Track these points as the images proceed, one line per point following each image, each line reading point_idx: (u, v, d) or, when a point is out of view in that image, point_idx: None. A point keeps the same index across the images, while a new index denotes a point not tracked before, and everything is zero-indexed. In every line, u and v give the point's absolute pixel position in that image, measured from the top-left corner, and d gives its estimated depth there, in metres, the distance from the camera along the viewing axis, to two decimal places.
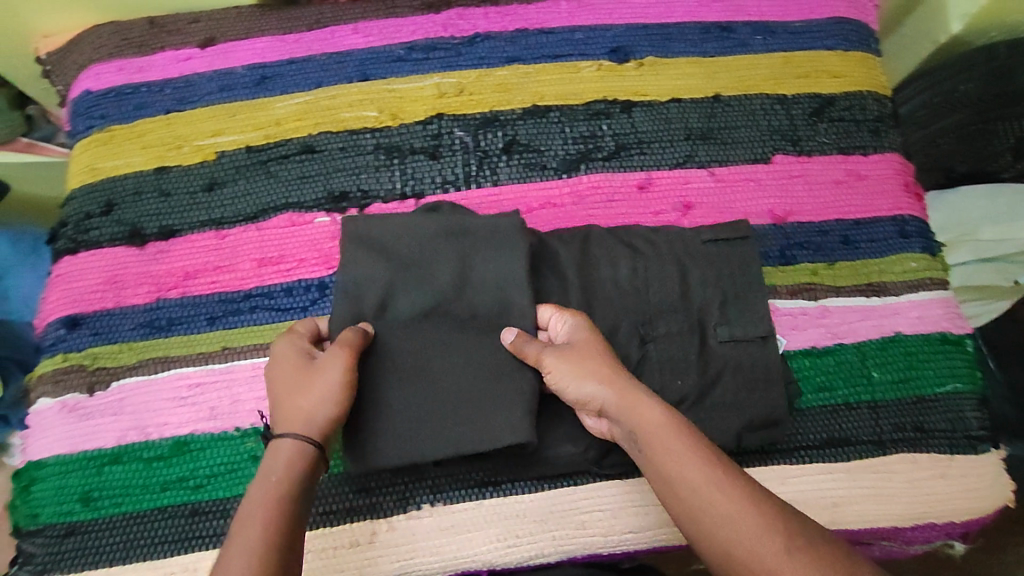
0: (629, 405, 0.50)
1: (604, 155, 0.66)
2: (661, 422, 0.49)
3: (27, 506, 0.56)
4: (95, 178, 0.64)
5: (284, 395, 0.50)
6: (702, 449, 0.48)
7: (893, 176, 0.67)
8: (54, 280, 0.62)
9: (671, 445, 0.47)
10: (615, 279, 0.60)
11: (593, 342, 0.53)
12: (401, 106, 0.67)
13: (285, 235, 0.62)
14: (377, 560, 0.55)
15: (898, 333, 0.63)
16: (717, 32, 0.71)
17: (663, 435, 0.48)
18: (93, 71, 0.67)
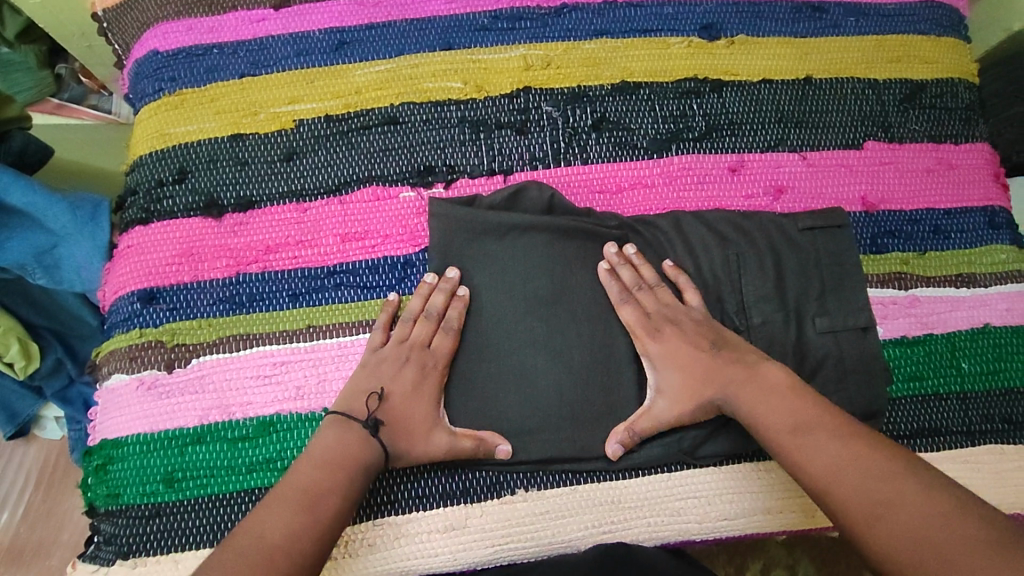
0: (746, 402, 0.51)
1: (695, 135, 0.65)
2: (752, 416, 0.51)
3: (106, 486, 0.53)
4: (166, 144, 0.61)
5: (390, 368, 0.53)
6: (828, 435, 0.48)
7: (983, 166, 0.67)
8: (124, 251, 0.59)
9: (772, 430, 0.50)
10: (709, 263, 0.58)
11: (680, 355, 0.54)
12: (487, 77, 0.64)
13: (370, 210, 0.60)
14: (472, 545, 0.53)
15: (988, 324, 0.62)
16: (809, 12, 0.69)
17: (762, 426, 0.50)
18: (160, 29, 0.64)
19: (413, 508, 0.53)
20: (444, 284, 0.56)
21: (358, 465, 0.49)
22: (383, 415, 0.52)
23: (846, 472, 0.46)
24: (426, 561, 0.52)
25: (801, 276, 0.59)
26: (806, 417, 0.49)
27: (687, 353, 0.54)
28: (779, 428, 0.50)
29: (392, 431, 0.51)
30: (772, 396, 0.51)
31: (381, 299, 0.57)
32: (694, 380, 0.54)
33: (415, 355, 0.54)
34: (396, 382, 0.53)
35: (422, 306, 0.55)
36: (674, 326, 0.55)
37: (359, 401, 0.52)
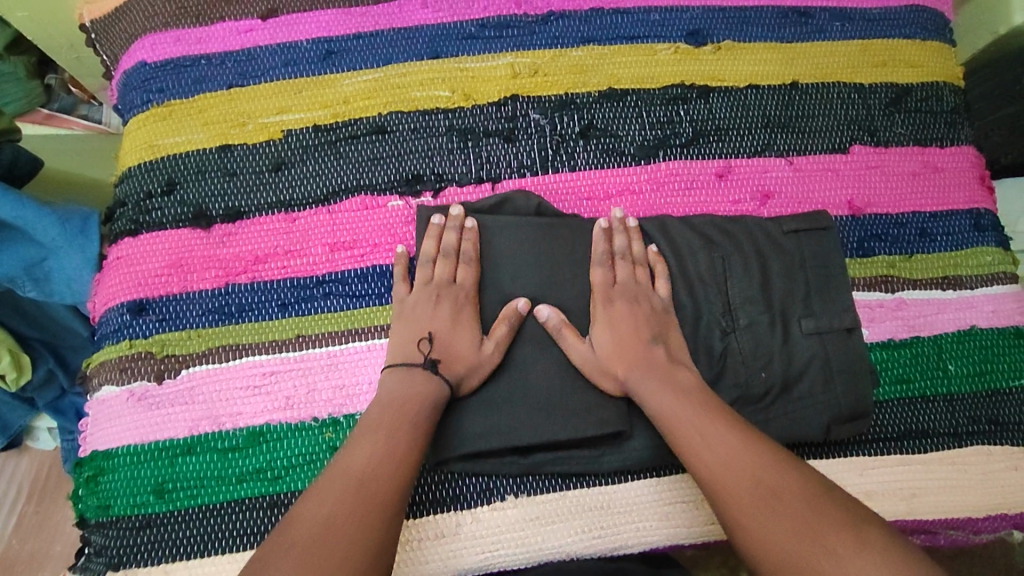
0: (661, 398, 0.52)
1: (682, 141, 0.65)
2: (684, 412, 0.51)
3: (97, 497, 0.53)
4: (154, 155, 0.61)
5: (412, 318, 0.55)
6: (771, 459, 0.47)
7: (969, 168, 0.68)
8: (114, 263, 0.59)
9: (707, 441, 0.49)
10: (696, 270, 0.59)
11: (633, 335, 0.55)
12: (475, 85, 0.65)
13: (358, 219, 0.60)
14: (462, 552, 0.53)
15: (974, 326, 0.62)
16: (795, 17, 0.70)
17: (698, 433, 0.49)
18: (149, 41, 0.64)
19: (403, 516, 0.53)
20: (451, 223, 0.57)
21: (426, 402, 0.51)
22: (435, 353, 0.54)
23: (766, 506, 0.45)
24: (417, 568, 0.52)
25: (788, 281, 0.59)
26: (754, 448, 0.48)
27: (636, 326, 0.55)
28: (716, 446, 0.48)
29: (450, 362, 0.53)
30: (709, 410, 0.51)
31: (370, 307, 0.58)
32: (619, 345, 0.54)
33: (445, 292, 0.56)
34: (433, 325, 0.55)
35: (438, 246, 0.57)
36: (627, 301, 0.56)
37: (411, 347, 0.54)
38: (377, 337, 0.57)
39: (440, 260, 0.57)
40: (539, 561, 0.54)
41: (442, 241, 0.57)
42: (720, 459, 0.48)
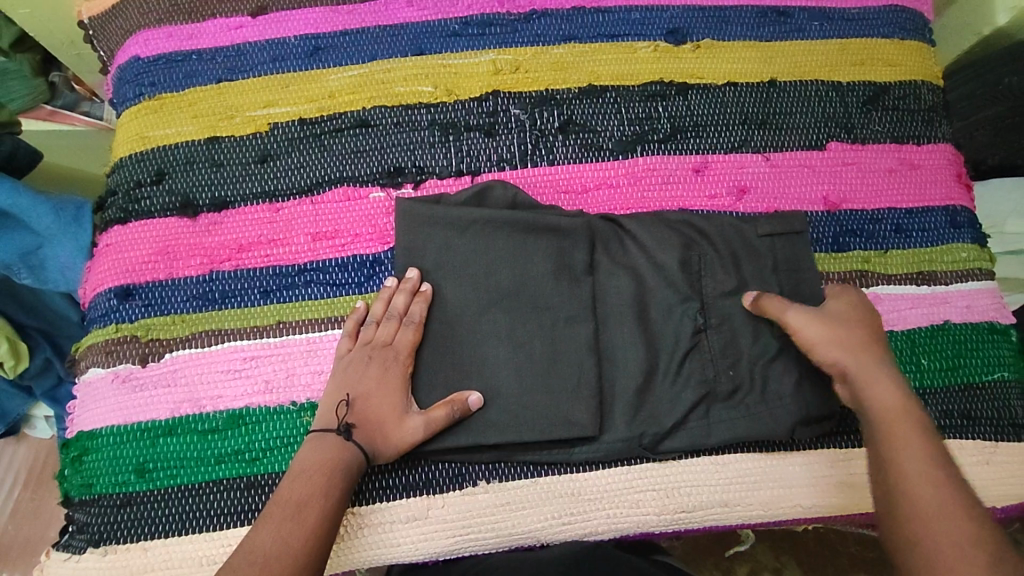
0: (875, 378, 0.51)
1: (659, 137, 0.66)
2: (910, 415, 0.49)
3: (81, 476, 0.55)
4: (145, 147, 0.63)
5: (346, 377, 0.54)
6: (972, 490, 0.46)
7: (946, 166, 0.68)
8: (103, 250, 0.61)
9: (921, 444, 0.48)
10: (670, 263, 0.59)
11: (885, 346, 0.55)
12: (457, 81, 0.66)
13: (340, 210, 0.62)
14: (434, 535, 0.54)
15: (947, 321, 0.63)
16: (774, 17, 0.71)
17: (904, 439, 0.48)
18: (142, 37, 0.67)
19: (376, 499, 0.54)
20: (405, 285, 0.57)
21: (341, 463, 0.51)
22: (353, 416, 0.53)
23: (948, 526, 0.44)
24: (389, 550, 0.54)
25: (761, 276, 0.60)
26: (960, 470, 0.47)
27: (853, 325, 0.54)
28: (931, 453, 0.47)
29: (365, 426, 0.53)
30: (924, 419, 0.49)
31: (349, 296, 0.59)
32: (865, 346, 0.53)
33: (377, 354, 0.55)
34: (364, 381, 0.54)
35: (385, 309, 0.56)
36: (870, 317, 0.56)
37: (331, 410, 0.53)
38: None
39: (378, 322, 0.56)
40: (510, 545, 0.55)
41: (393, 305, 0.56)
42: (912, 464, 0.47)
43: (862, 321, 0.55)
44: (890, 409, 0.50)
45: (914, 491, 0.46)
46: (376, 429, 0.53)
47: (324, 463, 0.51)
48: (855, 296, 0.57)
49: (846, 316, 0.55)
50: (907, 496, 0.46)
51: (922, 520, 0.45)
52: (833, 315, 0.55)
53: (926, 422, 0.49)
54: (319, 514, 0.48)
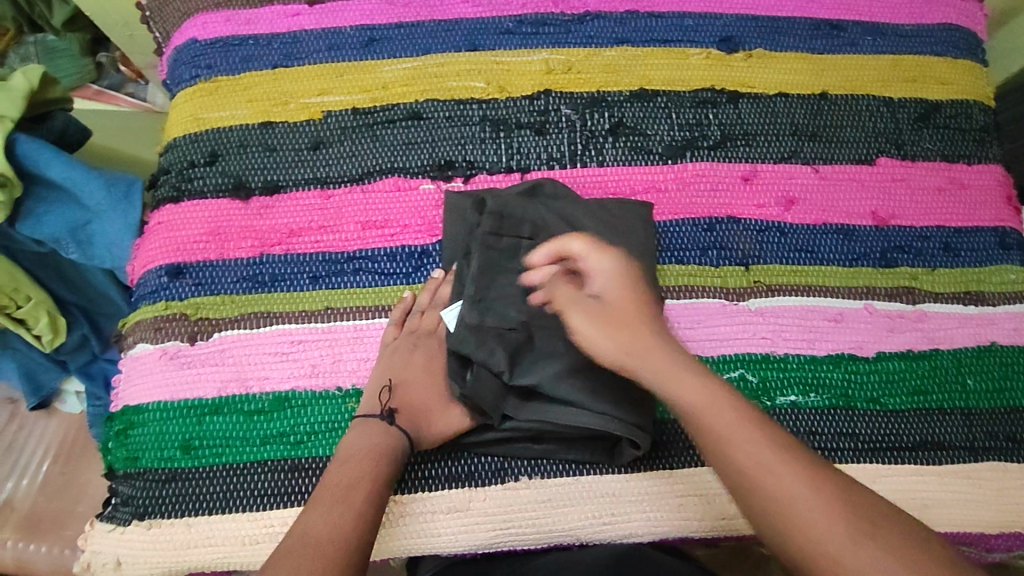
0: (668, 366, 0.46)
1: (710, 143, 0.66)
2: (710, 397, 0.45)
3: (126, 449, 0.55)
4: (199, 128, 0.64)
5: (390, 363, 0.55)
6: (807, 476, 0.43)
7: (996, 187, 0.68)
8: (156, 228, 0.62)
9: (722, 424, 0.44)
10: None
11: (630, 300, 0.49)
12: (509, 79, 0.67)
13: (391, 200, 0.62)
14: (474, 527, 0.54)
15: (994, 342, 0.62)
16: (827, 30, 0.71)
17: (736, 440, 0.44)
18: (201, 20, 0.68)
19: (417, 489, 0.55)
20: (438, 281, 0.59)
21: (385, 451, 0.51)
22: (396, 402, 0.54)
23: (838, 524, 0.41)
24: (428, 539, 0.54)
25: None
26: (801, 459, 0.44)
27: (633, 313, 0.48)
28: (748, 434, 0.44)
29: (407, 415, 0.54)
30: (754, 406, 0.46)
31: (397, 286, 0.59)
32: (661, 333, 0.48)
33: (422, 342, 0.57)
34: (405, 372, 0.55)
35: (430, 300, 0.58)
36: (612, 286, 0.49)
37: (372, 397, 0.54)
38: None
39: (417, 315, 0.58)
40: (548, 543, 0.55)
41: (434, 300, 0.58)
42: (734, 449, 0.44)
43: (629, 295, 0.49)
44: (681, 395, 0.45)
45: (750, 468, 0.43)
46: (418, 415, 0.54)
47: (370, 448, 0.51)
48: (626, 270, 0.50)
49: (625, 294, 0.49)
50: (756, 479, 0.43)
51: (791, 501, 0.42)
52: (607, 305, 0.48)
53: (717, 396, 0.45)
54: (363, 499, 0.48)
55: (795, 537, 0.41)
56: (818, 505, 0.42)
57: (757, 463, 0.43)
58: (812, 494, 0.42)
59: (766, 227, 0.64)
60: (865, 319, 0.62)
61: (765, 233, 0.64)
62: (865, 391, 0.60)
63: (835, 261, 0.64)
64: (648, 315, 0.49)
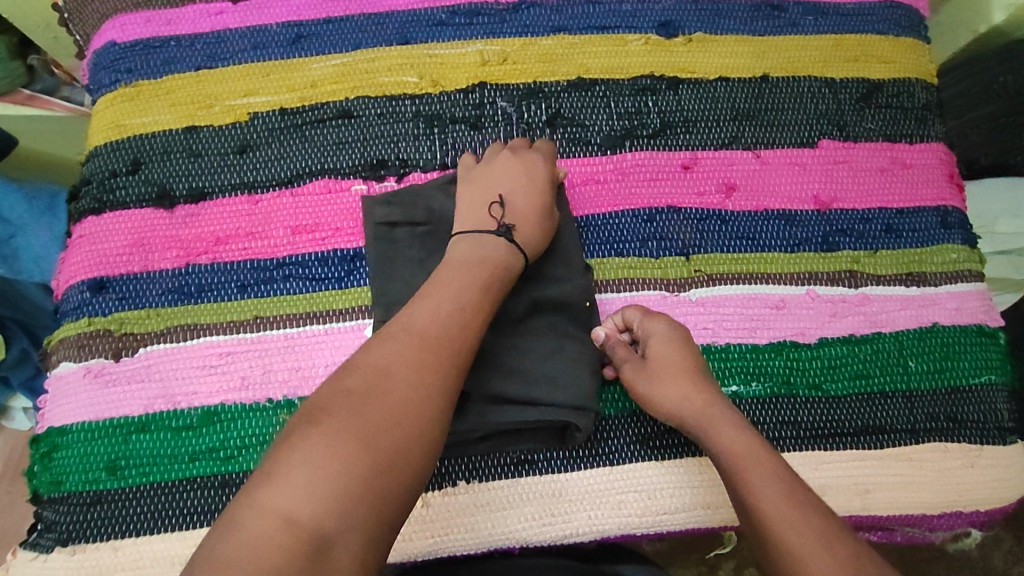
0: (713, 423, 0.52)
1: (649, 132, 0.65)
2: (750, 445, 0.50)
3: (50, 473, 0.53)
4: (121, 135, 0.62)
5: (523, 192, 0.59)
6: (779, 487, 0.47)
7: (938, 165, 0.67)
8: (75, 241, 0.59)
9: (753, 467, 0.49)
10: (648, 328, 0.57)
11: (675, 366, 0.55)
12: (443, 72, 0.65)
13: (320, 202, 0.60)
14: (412, 536, 0.53)
15: (935, 324, 0.62)
16: (768, 11, 0.70)
17: (741, 446, 0.50)
18: (120, 22, 0.65)
19: None
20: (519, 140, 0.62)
21: None
22: (509, 219, 0.58)
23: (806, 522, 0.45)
24: None
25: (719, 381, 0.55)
26: (787, 481, 0.48)
27: (667, 373, 0.54)
28: (762, 471, 0.48)
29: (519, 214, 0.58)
30: (751, 449, 0.50)
31: (329, 292, 0.58)
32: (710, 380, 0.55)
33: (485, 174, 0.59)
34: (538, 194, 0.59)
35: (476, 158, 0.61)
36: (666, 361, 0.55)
37: (484, 217, 0.57)
38: (334, 320, 0.57)
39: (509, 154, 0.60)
40: (490, 547, 0.54)
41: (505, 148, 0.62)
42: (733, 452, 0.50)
43: (680, 367, 0.55)
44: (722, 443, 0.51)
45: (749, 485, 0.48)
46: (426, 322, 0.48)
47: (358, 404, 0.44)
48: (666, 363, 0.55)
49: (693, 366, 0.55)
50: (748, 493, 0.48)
51: (757, 506, 0.47)
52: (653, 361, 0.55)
53: (756, 447, 0.50)
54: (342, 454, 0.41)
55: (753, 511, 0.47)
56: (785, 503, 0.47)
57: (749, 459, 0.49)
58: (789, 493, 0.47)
59: (707, 216, 0.63)
60: (807, 305, 0.62)
61: (706, 222, 0.63)
62: (808, 378, 0.59)
63: (776, 247, 0.63)
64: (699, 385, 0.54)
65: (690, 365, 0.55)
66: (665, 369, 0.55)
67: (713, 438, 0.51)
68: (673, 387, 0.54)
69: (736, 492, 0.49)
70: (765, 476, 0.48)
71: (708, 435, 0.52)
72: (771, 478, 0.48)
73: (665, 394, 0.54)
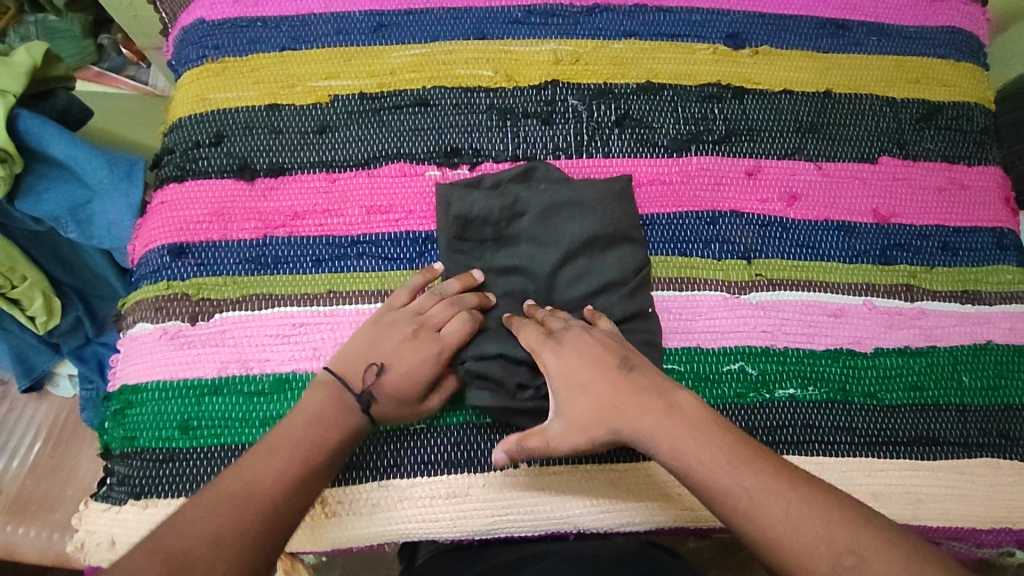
0: (670, 437, 0.48)
1: (714, 138, 0.66)
2: (717, 459, 0.46)
3: (124, 429, 0.55)
4: (205, 108, 0.64)
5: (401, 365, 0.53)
6: (790, 503, 0.44)
7: (995, 188, 0.69)
8: (157, 207, 0.61)
9: (744, 487, 0.45)
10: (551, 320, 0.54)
11: (598, 364, 0.51)
12: (517, 68, 0.67)
13: (396, 185, 0.62)
14: (472, 513, 0.54)
15: (990, 341, 0.63)
16: (833, 29, 0.71)
17: (699, 450, 0.47)
18: (209, 1, 0.67)
19: (418, 473, 0.55)
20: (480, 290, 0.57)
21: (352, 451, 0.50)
22: (374, 385, 0.52)
23: (821, 516, 0.43)
24: (425, 524, 0.54)
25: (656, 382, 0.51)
26: (786, 493, 0.44)
27: (592, 377, 0.51)
28: (756, 487, 0.45)
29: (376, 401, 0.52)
30: (734, 464, 0.46)
31: (401, 271, 0.59)
32: (611, 341, 0.52)
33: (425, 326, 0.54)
34: (435, 343, 0.53)
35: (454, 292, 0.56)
36: (579, 347, 0.51)
37: (356, 369, 0.52)
38: None
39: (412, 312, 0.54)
40: (546, 529, 0.55)
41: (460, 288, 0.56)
42: (712, 465, 0.46)
43: (594, 370, 0.51)
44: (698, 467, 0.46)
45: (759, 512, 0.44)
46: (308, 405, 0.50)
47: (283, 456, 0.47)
48: (574, 360, 0.51)
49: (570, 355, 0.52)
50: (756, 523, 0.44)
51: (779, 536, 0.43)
52: (568, 365, 0.51)
53: (728, 459, 0.46)
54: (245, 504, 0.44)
55: (772, 541, 0.43)
56: (796, 517, 0.43)
57: (736, 472, 0.46)
58: (780, 483, 0.45)
59: (769, 222, 0.65)
60: (864, 315, 0.63)
61: (768, 228, 0.64)
62: (863, 386, 0.60)
63: (835, 257, 0.64)
64: (618, 385, 0.50)
65: (597, 366, 0.51)
66: (574, 381, 0.51)
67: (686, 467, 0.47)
68: (598, 389, 0.50)
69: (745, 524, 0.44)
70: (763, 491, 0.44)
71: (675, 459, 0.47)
72: (767, 492, 0.44)
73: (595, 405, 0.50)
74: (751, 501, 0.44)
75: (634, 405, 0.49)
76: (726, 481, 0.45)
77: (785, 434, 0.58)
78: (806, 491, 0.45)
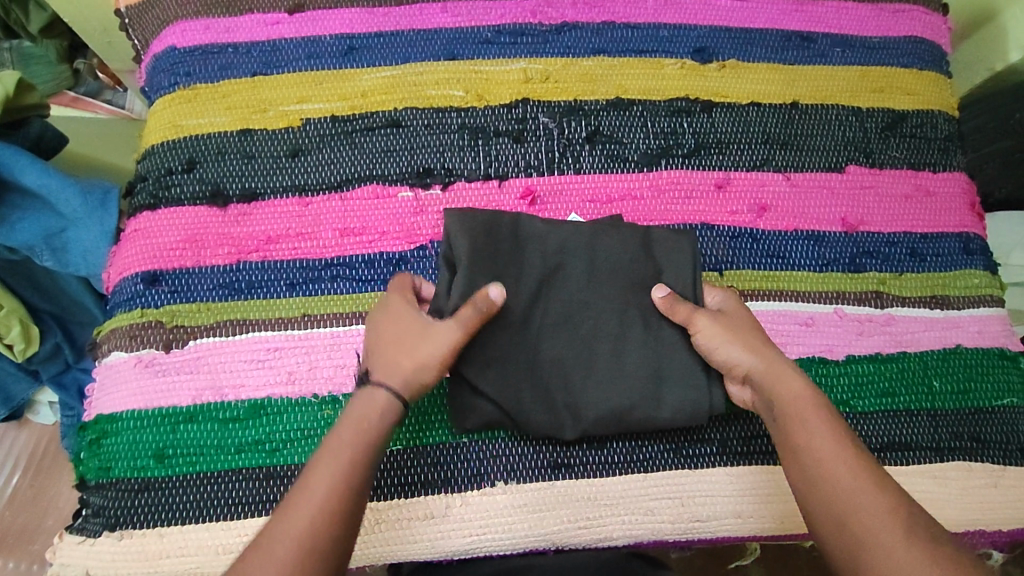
0: (808, 435, 0.48)
1: (684, 152, 0.67)
2: (846, 456, 0.47)
3: (99, 459, 0.55)
4: (177, 135, 0.64)
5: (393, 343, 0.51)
6: (864, 489, 0.45)
7: (960, 194, 0.70)
8: (131, 235, 0.61)
9: (837, 476, 0.46)
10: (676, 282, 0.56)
11: (737, 323, 0.54)
12: (488, 87, 0.67)
13: (368, 207, 0.62)
14: (450, 534, 0.54)
15: (959, 345, 0.64)
16: (798, 41, 0.73)
17: (825, 451, 0.47)
18: (179, 28, 0.68)
19: (395, 495, 0.55)
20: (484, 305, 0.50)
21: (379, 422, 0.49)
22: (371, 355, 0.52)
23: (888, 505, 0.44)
24: (404, 547, 0.54)
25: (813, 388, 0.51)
26: (857, 479, 0.46)
27: (748, 334, 0.53)
28: (843, 476, 0.46)
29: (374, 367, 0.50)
30: (844, 459, 0.47)
31: (375, 293, 0.60)
32: (756, 325, 0.55)
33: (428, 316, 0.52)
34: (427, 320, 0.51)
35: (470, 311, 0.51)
36: (759, 333, 0.54)
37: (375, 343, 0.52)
38: None
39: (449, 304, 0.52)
40: (525, 548, 0.55)
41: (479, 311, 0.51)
42: (825, 454, 0.47)
43: (744, 328, 0.54)
44: (819, 464, 0.47)
45: (841, 501, 0.45)
46: (339, 457, 0.46)
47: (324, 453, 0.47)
48: (744, 325, 0.54)
49: (778, 376, 0.51)
50: (845, 513, 0.45)
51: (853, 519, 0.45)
52: (730, 322, 0.54)
53: (847, 457, 0.47)
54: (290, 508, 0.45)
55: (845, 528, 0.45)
56: (869, 506, 0.45)
57: (828, 462, 0.47)
58: (857, 473, 0.46)
59: (739, 233, 0.65)
60: (835, 323, 0.64)
61: (738, 240, 0.65)
62: (836, 394, 0.61)
63: (805, 266, 0.65)
64: (791, 365, 0.52)
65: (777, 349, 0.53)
66: (717, 322, 0.53)
67: (804, 458, 0.48)
68: (751, 340, 0.53)
69: (825, 512, 0.46)
70: (854, 478, 0.46)
71: (807, 458, 0.48)
72: (861, 483, 0.46)
73: (763, 355, 0.52)
74: (836, 493, 0.46)
75: (835, 422, 0.49)
76: (818, 461, 0.47)
77: (760, 444, 0.58)
78: (875, 478, 0.46)
